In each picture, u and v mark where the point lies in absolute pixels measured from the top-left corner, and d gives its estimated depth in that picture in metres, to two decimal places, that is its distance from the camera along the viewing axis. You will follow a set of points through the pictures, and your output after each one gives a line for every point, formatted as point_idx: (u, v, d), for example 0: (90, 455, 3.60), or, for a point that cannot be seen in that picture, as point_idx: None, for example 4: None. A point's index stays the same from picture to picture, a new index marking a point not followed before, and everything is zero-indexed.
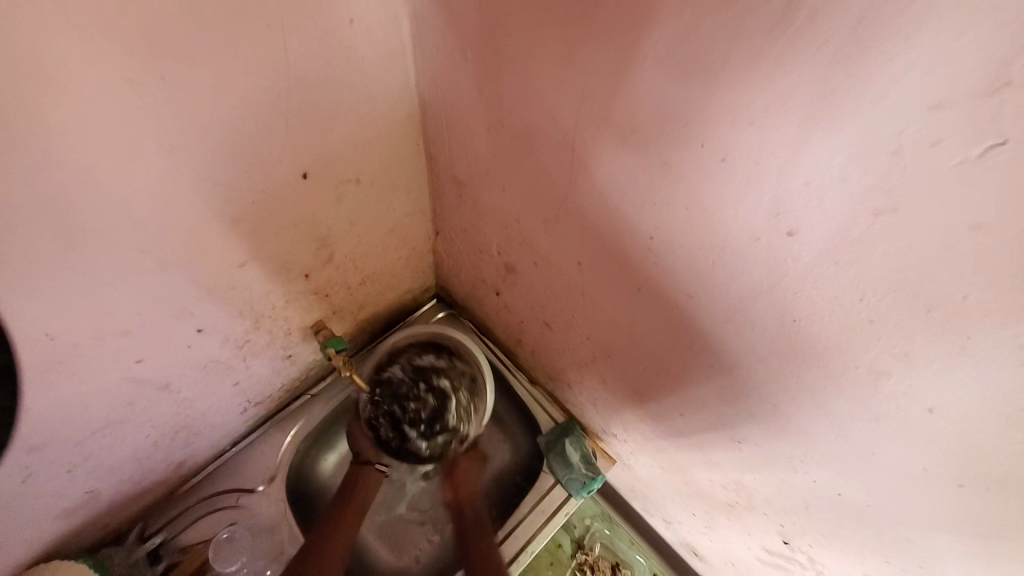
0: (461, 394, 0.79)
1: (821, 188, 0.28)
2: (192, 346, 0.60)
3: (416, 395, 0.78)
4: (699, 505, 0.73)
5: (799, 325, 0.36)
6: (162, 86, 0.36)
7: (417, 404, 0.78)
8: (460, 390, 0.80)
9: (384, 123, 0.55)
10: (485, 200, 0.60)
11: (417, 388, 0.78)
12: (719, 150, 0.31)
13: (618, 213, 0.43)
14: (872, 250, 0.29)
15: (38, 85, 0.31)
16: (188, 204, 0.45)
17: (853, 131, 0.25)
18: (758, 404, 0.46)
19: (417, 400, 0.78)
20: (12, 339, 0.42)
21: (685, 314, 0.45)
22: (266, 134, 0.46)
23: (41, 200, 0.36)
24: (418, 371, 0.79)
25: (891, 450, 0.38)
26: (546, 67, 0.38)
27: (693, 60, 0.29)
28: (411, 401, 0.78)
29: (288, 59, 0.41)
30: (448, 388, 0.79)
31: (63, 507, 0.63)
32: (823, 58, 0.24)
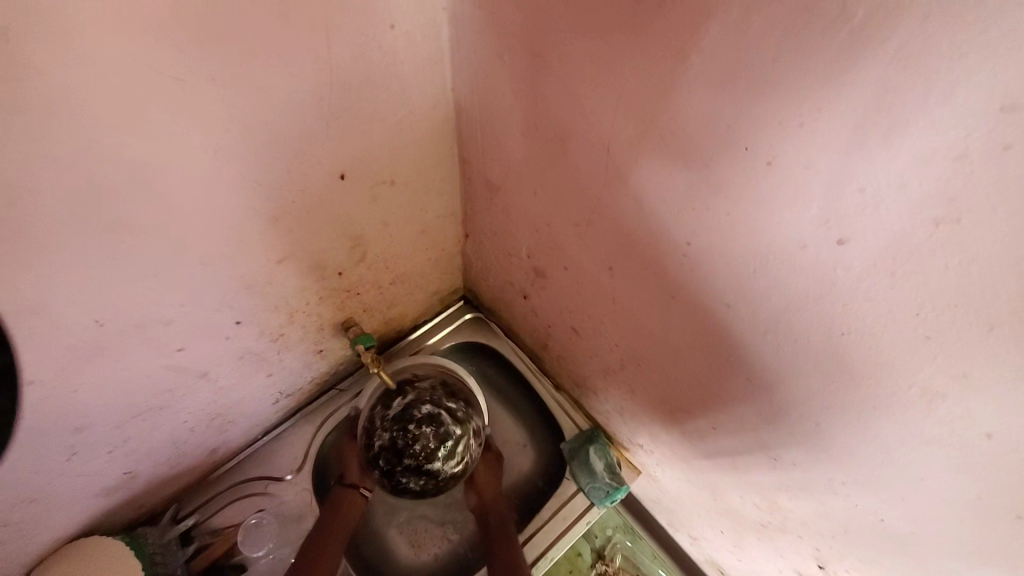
0: (440, 396, 0.79)
1: (876, 194, 0.27)
2: (230, 338, 0.62)
3: (412, 435, 0.75)
4: (728, 523, 0.71)
5: (846, 340, 0.34)
6: (212, 86, 0.37)
7: (420, 441, 0.75)
8: (438, 397, 0.79)
9: (420, 124, 0.56)
10: (517, 202, 0.60)
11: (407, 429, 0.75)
12: (765, 154, 0.30)
13: (653, 218, 0.42)
14: (931, 263, 0.27)
15: (97, 82, 0.32)
16: (231, 199, 0.47)
17: (913, 135, 0.24)
18: (796, 421, 0.44)
19: (417, 436, 0.75)
20: (65, 322, 0.44)
21: (722, 324, 0.44)
22: (307, 133, 0.47)
23: (96, 191, 0.38)
24: (396, 417, 0.76)
25: (944, 477, 0.36)
26: (585, 69, 0.38)
27: (741, 60, 0.28)
28: (417, 437, 0.75)
29: (331, 61, 0.42)
30: (430, 405, 0.77)
31: (104, 484, 0.67)
32: (883, 58, 0.23)
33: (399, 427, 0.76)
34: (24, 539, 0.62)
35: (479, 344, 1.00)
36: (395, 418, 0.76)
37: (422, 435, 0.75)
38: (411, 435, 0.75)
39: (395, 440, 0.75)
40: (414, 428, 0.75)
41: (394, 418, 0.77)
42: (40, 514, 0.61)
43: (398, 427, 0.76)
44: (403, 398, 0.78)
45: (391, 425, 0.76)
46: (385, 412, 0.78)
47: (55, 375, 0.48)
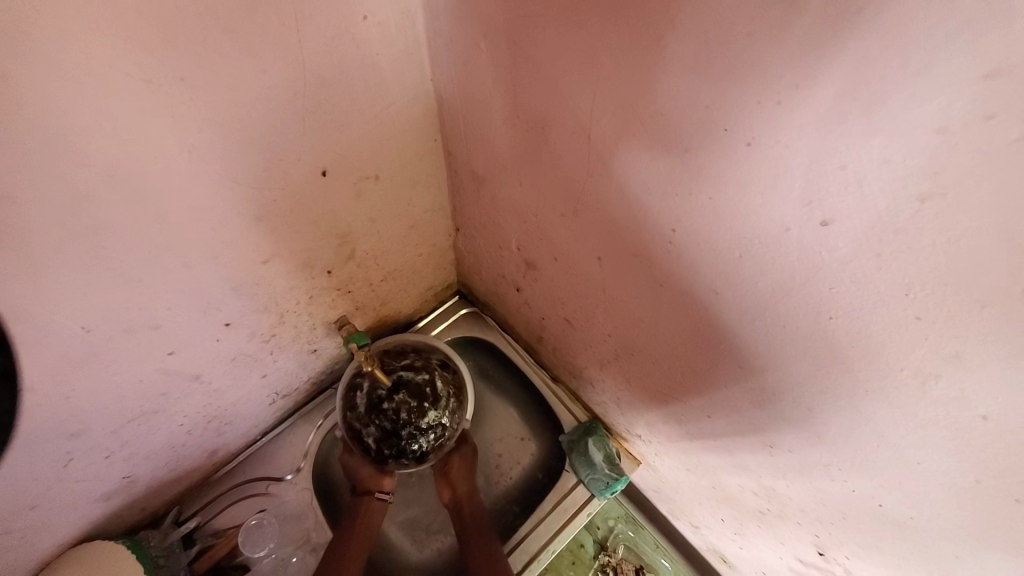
0: (394, 363, 0.81)
1: (858, 172, 0.26)
2: (221, 340, 0.62)
3: (393, 408, 0.77)
4: (729, 510, 0.70)
5: (835, 324, 0.34)
6: (182, 86, 0.37)
7: (403, 407, 0.77)
8: (392, 367, 0.80)
9: (401, 118, 0.55)
10: (504, 194, 0.59)
11: (385, 407, 0.77)
12: (745, 134, 0.29)
13: (637, 205, 0.41)
14: (918, 241, 0.26)
15: (62, 86, 0.32)
16: (211, 201, 0.46)
17: (893, 110, 0.23)
18: (789, 407, 0.43)
19: (397, 406, 0.77)
20: (49, 331, 0.44)
21: (711, 311, 0.43)
22: (285, 131, 0.46)
23: (69, 198, 0.37)
24: (366, 407, 0.78)
25: (940, 460, 0.35)
26: (560, 54, 0.37)
27: (715, 37, 0.27)
28: (404, 404, 0.77)
29: (304, 55, 0.41)
30: (387, 376, 0.79)
31: (103, 490, 0.67)
32: (860, 29, 0.22)
33: (376, 413, 0.77)
34: (26, 547, 0.62)
35: (475, 339, 1.00)
36: (368, 406, 0.78)
37: (402, 401, 0.77)
38: (393, 407, 0.77)
39: (381, 423, 0.77)
40: (398, 394, 0.77)
41: (367, 407, 0.78)
42: (40, 522, 0.61)
43: (378, 407, 0.78)
44: (361, 393, 0.79)
45: (368, 417, 0.78)
46: (354, 411, 0.79)
47: (45, 384, 0.47)
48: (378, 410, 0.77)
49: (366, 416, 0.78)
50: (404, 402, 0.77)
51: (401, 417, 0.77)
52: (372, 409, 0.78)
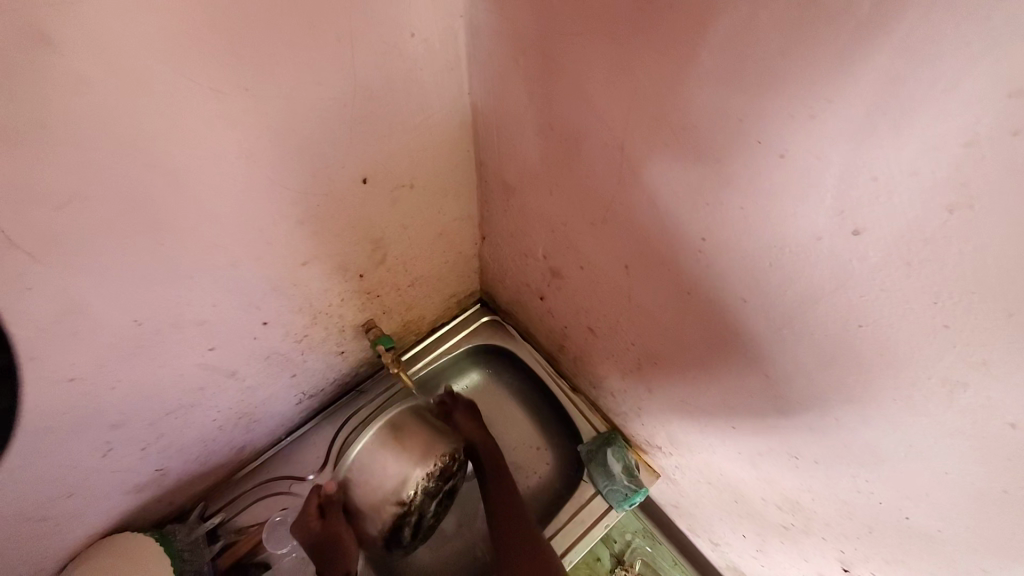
0: (438, 484, 0.81)
1: (888, 183, 0.27)
2: (257, 338, 0.65)
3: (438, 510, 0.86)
4: (750, 525, 0.70)
5: (864, 331, 0.34)
6: (246, 95, 0.40)
7: (443, 509, 0.86)
8: (435, 488, 0.80)
9: (438, 130, 0.58)
10: (534, 203, 0.61)
11: (428, 518, 0.84)
12: (778, 146, 0.31)
13: (668, 215, 0.43)
14: (945, 250, 0.27)
15: (141, 93, 0.35)
16: (261, 204, 0.49)
17: (921, 122, 0.24)
18: (817, 417, 0.44)
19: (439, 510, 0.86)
20: (105, 321, 0.47)
21: (737, 319, 0.44)
22: (332, 140, 0.49)
23: (135, 196, 0.40)
24: (412, 531, 0.83)
25: (969, 471, 0.35)
26: (598, 71, 0.39)
27: (751, 54, 0.28)
28: (441, 509, 0.85)
29: (355, 69, 0.44)
30: (433, 499, 0.81)
31: (136, 481, 0.69)
32: (889, 49, 0.23)
33: (420, 524, 0.84)
34: (62, 532, 0.65)
35: (495, 347, 1.01)
36: (415, 531, 0.83)
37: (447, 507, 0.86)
38: (438, 507, 0.85)
39: (425, 527, 0.86)
40: (439, 500, 0.84)
41: (415, 531, 0.83)
42: (76, 507, 0.64)
43: (423, 523, 0.84)
44: (411, 519, 0.81)
45: (414, 531, 0.83)
46: (395, 535, 0.81)
47: (95, 372, 0.50)
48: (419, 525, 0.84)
49: (407, 531, 0.82)
50: (441, 506, 0.85)
51: (438, 513, 0.86)
52: (416, 524, 0.82)
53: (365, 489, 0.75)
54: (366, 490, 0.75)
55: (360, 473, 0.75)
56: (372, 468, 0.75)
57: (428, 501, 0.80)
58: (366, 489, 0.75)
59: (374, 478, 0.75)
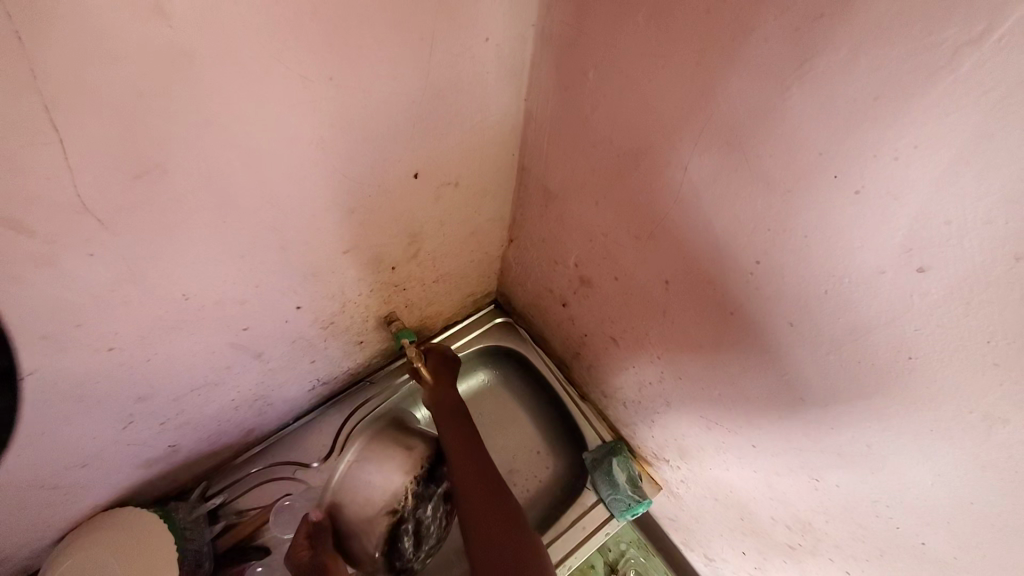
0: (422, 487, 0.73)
1: (961, 228, 0.29)
2: (288, 322, 0.65)
3: (434, 518, 0.79)
4: (753, 543, 0.71)
5: (912, 364, 0.36)
6: (329, 84, 0.41)
7: (440, 512, 0.80)
8: (425, 491, 0.74)
9: (491, 133, 0.59)
10: (575, 212, 0.63)
11: (427, 525, 0.78)
12: (853, 182, 0.32)
13: (722, 236, 0.44)
14: (1008, 295, 0.29)
15: (234, 74, 0.36)
16: (319, 190, 0.49)
17: (1004, 177, 0.26)
18: (846, 442, 0.46)
19: (436, 518, 0.79)
20: (153, 293, 0.47)
21: (779, 342, 0.46)
22: (395, 134, 0.50)
23: (208, 174, 0.40)
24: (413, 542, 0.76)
25: (995, 503, 0.37)
26: (673, 93, 0.40)
27: (842, 95, 0.30)
28: (437, 514, 0.79)
29: (430, 68, 0.46)
30: (425, 502, 0.75)
31: (148, 456, 0.69)
32: (984, 106, 0.25)
33: (420, 534, 0.77)
34: (70, 501, 0.64)
35: (506, 349, 1.02)
36: (415, 537, 0.76)
37: (441, 507, 0.79)
38: (433, 519, 0.79)
39: (429, 538, 0.80)
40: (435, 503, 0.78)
41: (415, 540, 0.77)
42: (87, 478, 0.63)
43: (422, 528, 0.77)
44: (408, 529, 0.74)
45: (417, 542, 0.78)
46: (400, 553, 0.75)
47: (134, 342, 0.50)
48: (418, 536, 0.77)
49: (411, 545, 0.76)
50: (437, 513, 0.79)
51: (438, 520, 0.80)
52: (417, 534, 0.77)
53: (355, 508, 0.66)
54: (353, 510, 0.66)
55: (344, 499, 0.65)
56: (355, 487, 0.65)
57: (422, 502, 0.74)
58: (353, 511, 0.66)
59: (357, 501, 0.65)
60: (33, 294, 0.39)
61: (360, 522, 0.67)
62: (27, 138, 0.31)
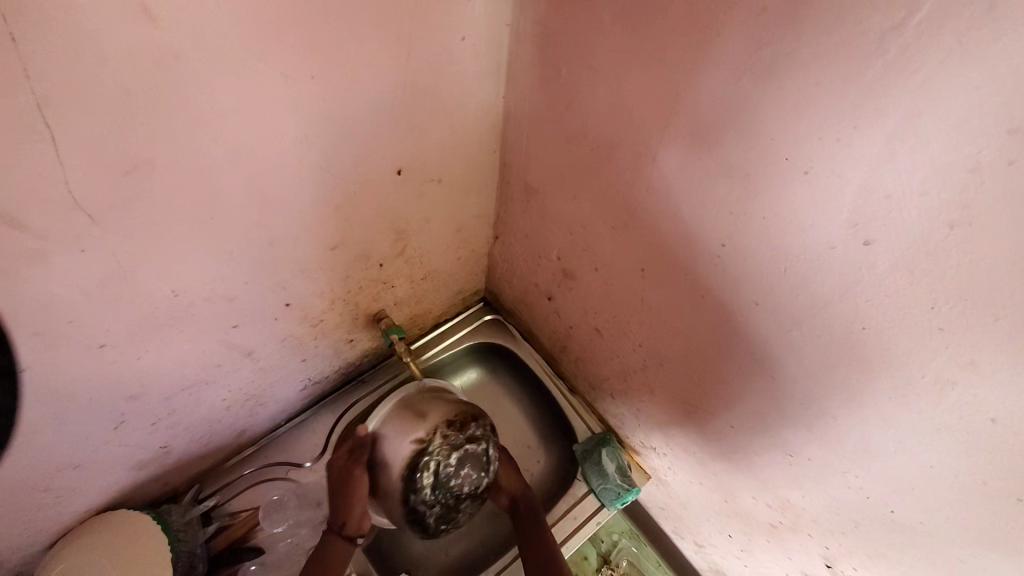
0: (458, 436, 0.71)
1: (900, 201, 0.31)
2: (277, 320, 0.66)
3: (458, 484, 0.71)
4: (738, 525, 0.73)
5: (867, 333, 0.38)
6: (311, 83, 0.42)
7: (469, 482, 0.72)
8: (455, 441, 0.71)
9: (471, 130, 0.61)
10: (555, 206, 0.65)
11: (450, 486, 0.71)
12: (802, 164, 0.35)
13: (690, 221, 0.46)
14: (945, 261, 0.31)
15: (219, 74, 0.37)
16: (304, 187, 0.51)
17: (933, 150, 0.28)
18: (817, 417, 0.48)
19: (465, 482, 0.72)
20: (144, 290, 0.48)
21: (748, 322, 0.48)
22: (377, 132, 0.52)
23: (194, 170, 0.42)
24: (431, 490, 0.69)
25: (949, 463, 0.40)
26: (639, 84, 0.43)
27: (788, 81, 0.33)
28: (467, 479, 0.72)
29: (408, 66, 0.47)
30: (454, 451, 0.70)
31: (140, 457, 0.69)
32: (910, 85, 0.28)
33: (443, 490, 0.70)
34: (63, 503, 0.64)
35: (495, 345, 1.03)
36: (434, 487, 0.70)
37: (468, 476, 0.72)
38: (461, 483, 0.71)
39: (447, 502, 0.71)
40: (465, 469, 0.71)
41: (432, 490, 0.70)
42: (80, 480, 0.63)
43: (443, 486, 0.70)
44: (428, 471, 0.69)
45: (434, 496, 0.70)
46: (416, 494, 0.69)
47: (126, 340, 0.51)
48: (440, 495, 0.70)
49: (428, 498, 0.69)
50: (467, 477, 0.72)
51: (466, 485, 0.73)
52: (437, 488, 0.70)
53: (388, 440, 0.72)
54: (390, 436, 0.72)
55: (389, 426, 0.73)
56: (395, 419, 0.73)
57: (450, 451, 0.70)
58: (392, 438, 0.72)
59: (398, 424, 0.72)
60: (27, 290, 0.40)
61: (393, 449, 0.71)
62: (23, 137, 0.32)
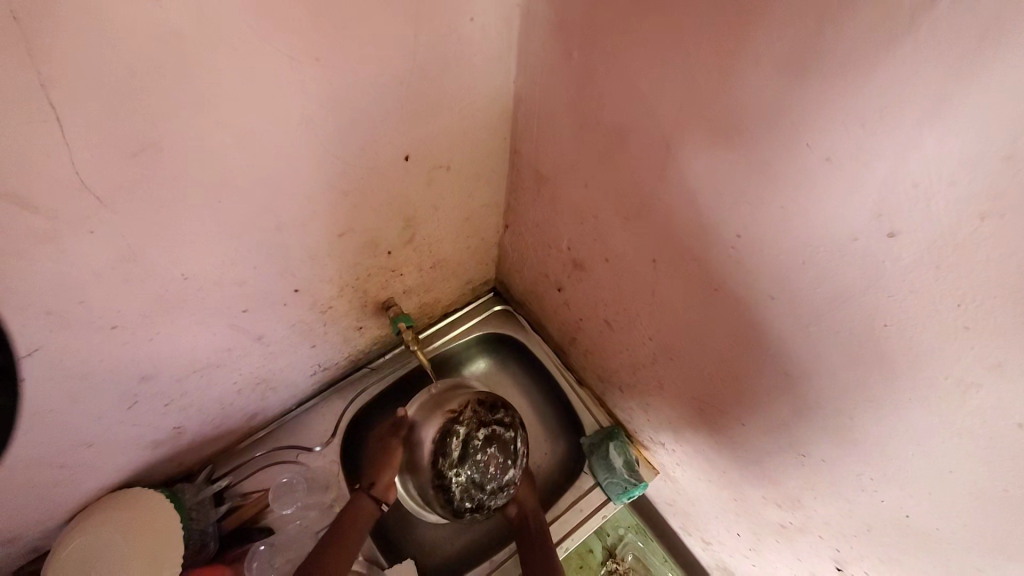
0: (489, 415, 0.78)
1: (928, 190, 0.29)
2: (286, 306, 0.67)
3: (484, 460, 0.75)
4: (747, 524, 0.72)
5: (888, 331, 0.37)
6: (316, 65, 0.42)
7: (492, 462, 0.76)
8: (485, 418, 0.78)
9: (481, 116, 0.60)
10: (566, 194, 0.64)
11: (476, 459, 0.75)
12: (823, 150, 0.33)
13: (704, 211, 0.45)
14: (974, 255, 0.29)
15: (223, 55, 0.37)
16: (311, 172, 0.51)
17: (965, 136, 0.27)
18: (831, 416, 0.46)
19: (489, 460, 0.75)
20: (152, 273, 0.48)
21: (762, 316, 0.46)
22: (384, 117, 0.51)
23: (200, 153, 0.42)
24: (458, 458, 0.75)
25: (970, 469, 0.38)
26: (654, 67, 0.41)
27: (810, 62, 0.31)
28: (492, 457, 0.76)
29: (415, 49, 0.47)
30: (482, 427, 0.77)
31: (154, 437, 0.71)
32: (943, 65, 0.26)
33: (467, 462, 0.75)
34: (79, 479, 0.66)
35: (505, 336, 1.03)
36: (461, 456, 0.75)
37: (492, 456, 0.76)
38: (485, 458, 0.75)
39: (472, 476, 0.75)
40: (491, 448, 0.76)
41: (460, 458, 0.75)
42: (95, 457, 0.65)
43: (469, 456, 0.75)
44: (456, 438, 0.76)
45: (459, 465, 0.75)
46: (445, 458, 0.76)
47: (136, 322, 0.52)
48: (467, 466, 0.75)
49: (455, 465, 0.75)
50: (491, 455, 0.76)
51: (489, 465, 0.76)
52: (464, 457, 0.75)
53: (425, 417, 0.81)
54: (427, 413, 0.81)
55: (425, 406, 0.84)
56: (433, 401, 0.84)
57: (477, 426, 0.77)
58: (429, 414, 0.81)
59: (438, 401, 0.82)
60: (36, 270, 0.40)
61: (430, 419, 0.80)
62: (29, 117, 0.32)
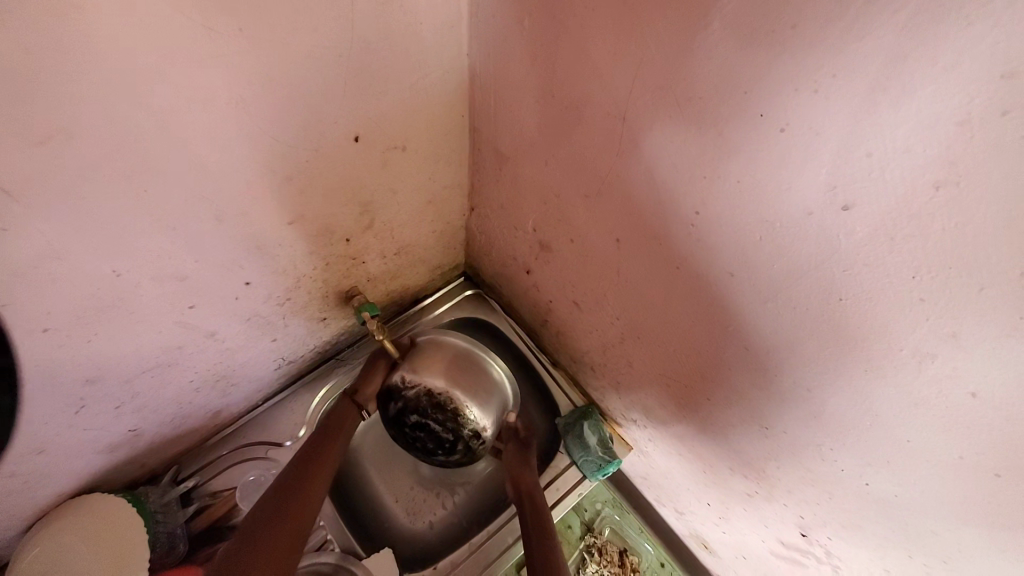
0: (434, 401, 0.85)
1: (883, 159, 0.28)
2: (239, 298, 0.63)
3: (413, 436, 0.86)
4: (716, 494, 0.73)
5: (844, 305, 0.36)
6: (240, 36, 0.38)
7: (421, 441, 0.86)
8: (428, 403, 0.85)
9: (433, 91, 0.57)
10: (527, 172, 0.62)
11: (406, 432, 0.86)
12: (778, 121, 0.32)
13: (663, 186, 0.43)
14: (929, 226, 0.29)
15: (131, 28, 0.33)
16: (249, 156, 0.47)
17: (918, 104, 0.25)
18: (790, 390, 0.46)
19: (417, 437, 0.86)
20: (81, 270, 0.45)
21: (722, 292, 0.46)
22: (326, 94, 0.48)
23: (119, 138, 0.38)
24: (394, 420, 0.86)
25: (927, 437, 0.38)
26: (604, 35, 0.39)
27: (760, 26, 0.29)
28: (423, 439, 0.86)
29: (352, 18, 0.43)
30: (417, 413, 0.85)
31: (109, 440, 0.67)
32: (898, 24, 0.24)
33: (398, 427, 0.87)
34: (29, 490, 0.63)
35: (477, 321, 1.02)
36: (394, 421, 0.87)
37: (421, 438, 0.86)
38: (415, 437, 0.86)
39: (401, 439, 0.88)
40: (419, 432, 0.86)
41: (396, 421, 0.87)
42: (46, 466, 0.62)
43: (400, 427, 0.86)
44: (396, 405, 0.86)
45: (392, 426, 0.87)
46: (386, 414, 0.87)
47: (71, 324, 0.48)
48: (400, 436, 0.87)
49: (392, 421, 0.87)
50: (421, 439, 0.86)
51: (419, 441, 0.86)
52: (399, 425, 0.87)
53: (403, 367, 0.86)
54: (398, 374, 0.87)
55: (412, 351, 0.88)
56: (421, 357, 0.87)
57: (415, 411, 0.85)
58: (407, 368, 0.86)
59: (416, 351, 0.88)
60: None
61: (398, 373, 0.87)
62: None
